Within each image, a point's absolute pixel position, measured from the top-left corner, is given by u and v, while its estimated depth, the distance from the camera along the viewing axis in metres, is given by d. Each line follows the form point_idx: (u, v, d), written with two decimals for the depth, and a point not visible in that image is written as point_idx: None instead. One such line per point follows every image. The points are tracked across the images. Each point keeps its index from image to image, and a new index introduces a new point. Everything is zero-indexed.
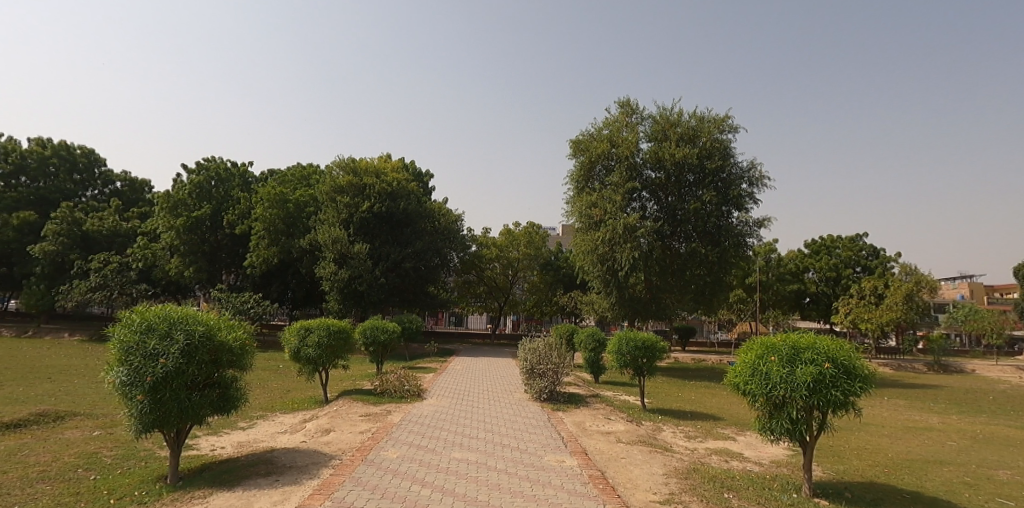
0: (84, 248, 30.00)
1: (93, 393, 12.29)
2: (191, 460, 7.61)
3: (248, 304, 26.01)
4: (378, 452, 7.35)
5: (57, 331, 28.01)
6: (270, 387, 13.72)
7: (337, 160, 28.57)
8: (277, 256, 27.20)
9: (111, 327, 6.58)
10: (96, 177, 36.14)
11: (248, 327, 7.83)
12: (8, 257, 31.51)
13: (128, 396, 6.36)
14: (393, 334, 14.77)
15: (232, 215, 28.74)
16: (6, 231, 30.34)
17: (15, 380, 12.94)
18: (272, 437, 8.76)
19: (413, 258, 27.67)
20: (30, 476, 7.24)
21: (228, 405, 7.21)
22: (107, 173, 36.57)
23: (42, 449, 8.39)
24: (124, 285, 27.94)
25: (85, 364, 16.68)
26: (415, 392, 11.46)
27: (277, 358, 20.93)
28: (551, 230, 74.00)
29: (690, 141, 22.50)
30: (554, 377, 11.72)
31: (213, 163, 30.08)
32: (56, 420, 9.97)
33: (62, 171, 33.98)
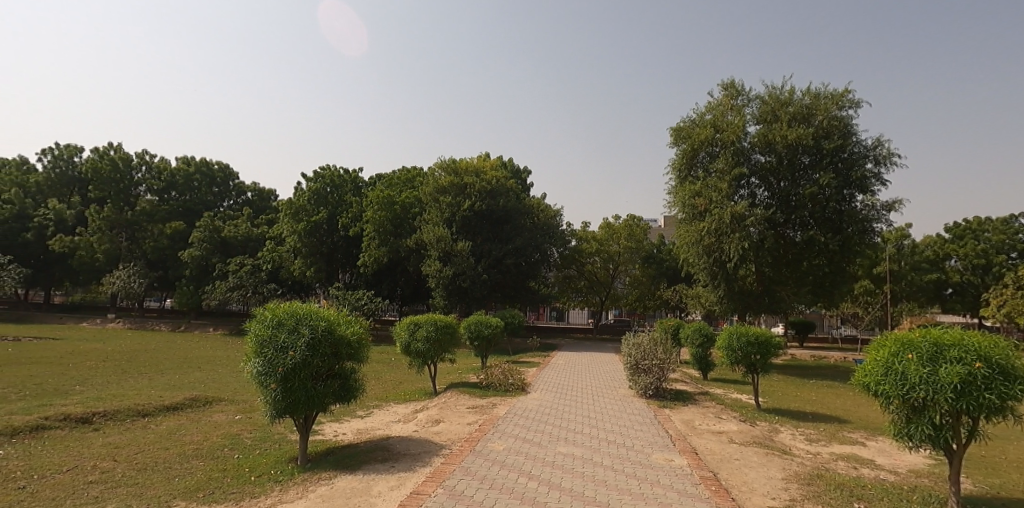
0: (223, 253, 33.64)
1: (235, 381, 13.78)
2: (317, 444, 8.29)
3: (362, 301, 27.88)
4: (484, 443, 7.54)
5: (203, 326, 31.65)
6: (384, 379, 14.56)
7: (438, 161, 29.73)
8: (387, 255, 28.73)
9: (248, 322, 7.31)
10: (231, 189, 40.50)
11: (364, 322, 8.38)
12: (163, 262, 36.16)
13: (263, 384, 7.04)
14: (496, 329, 15.09)
15: (346, 219, 30.91)
16: (161, 239, 34.83)
17: (171, 369, 14.78)
18: (386, 425, 9.32)
19: (513, 254, 28.19)
20: (187, 453, 8.28)
21: (348, 394, 7.76)
22: (240, 185, 40.85)
23: (195, 430, 9.54)
24: (257, 285, 31.07)
25: (227, 355, 18.73)
26: (519, 386, 11.63)
27: (389, 351, 22.22)
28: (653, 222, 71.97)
29: (805, 121, 20.80)
30: (659, 373, 11.35)
31: (328, 171, 32.38)
32: (205, 405, 11.30)
33: (203, 185, 38.52)
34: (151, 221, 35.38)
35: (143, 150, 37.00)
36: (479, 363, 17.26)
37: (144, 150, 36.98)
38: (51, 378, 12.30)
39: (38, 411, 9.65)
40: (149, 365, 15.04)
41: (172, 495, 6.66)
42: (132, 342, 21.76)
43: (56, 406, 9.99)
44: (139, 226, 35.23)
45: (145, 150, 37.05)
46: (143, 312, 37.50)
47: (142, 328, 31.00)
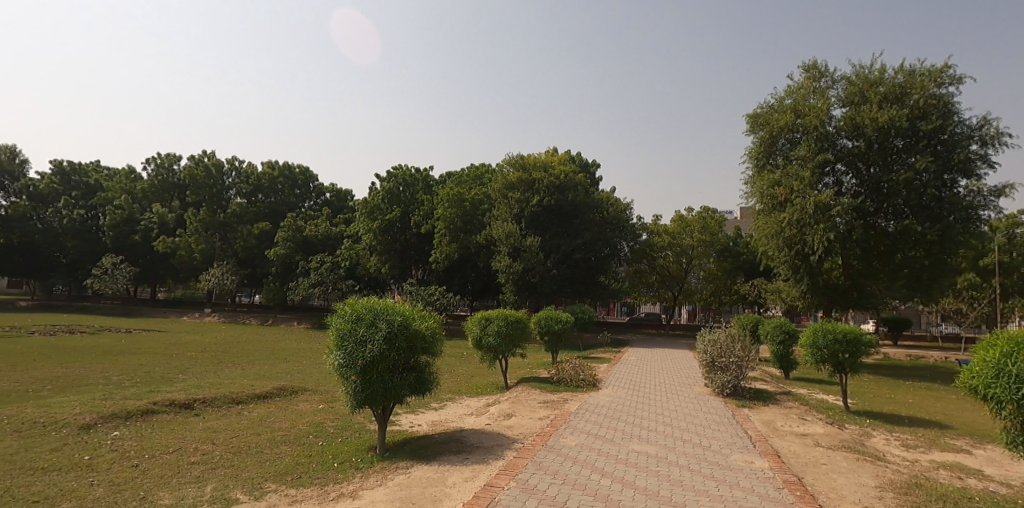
0: (305, 251, 35.57)
1: (319, 372, 14.57)
2: (395, 434, 8.61)
3: (434, 296, 28.68)
4: (557, 438, 7.56)
5: (289, 321, 33.68)
6: (457, 373, 14.89)
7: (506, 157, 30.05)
8: (457, 251, 29.35)
9: (330, 317, 7.69)
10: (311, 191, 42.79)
11: (437, 317, 8.59)
12: (252, 260, 38.77)
13: (345, 376, 7.38)
14: (567, 324, 15.03)
15: (418, 216, 31.87)
16: (250, 239, 37.37)
17: (262, 360, 15.85)
18: (460, 418, 9.54)
19: (583, 250, 28.01)
20: (277, 438, 8.85)
21: (423, 387, 7.99)
22: (319, 187, 43.05)
23: (283, 417, 10.17)
24: (336, 281, 32.74)
25: (311, 347, 19.84)
26: (590, 382, 11.53)
27: (461, 345, 22.77)
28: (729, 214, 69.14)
29: (897, 102, 19.26)
30: (737, 371, 10.90)
31: (400, 170, 33.43)
32: (292, 394, 12.03)
33: (286, 187, 40.91)
34: (241, 222, 38.02)
35: (233, 157, 39.93)
36: (550, 358, 17.32)
37: (234, 156, 39.91)
38: (160, 366, 13.52)
39: (149, 396, 10.63)
40: (243, 356, 16.22)
41: (264, 477, 7.15)
42: (228, 334, 23.50)
43: (163, 393, 10.95)
44: (231, 227, 37.96)
45: (235, 156, 39.98)
46: (235, 306, 40.43)
47: (235, 321, 33.42)
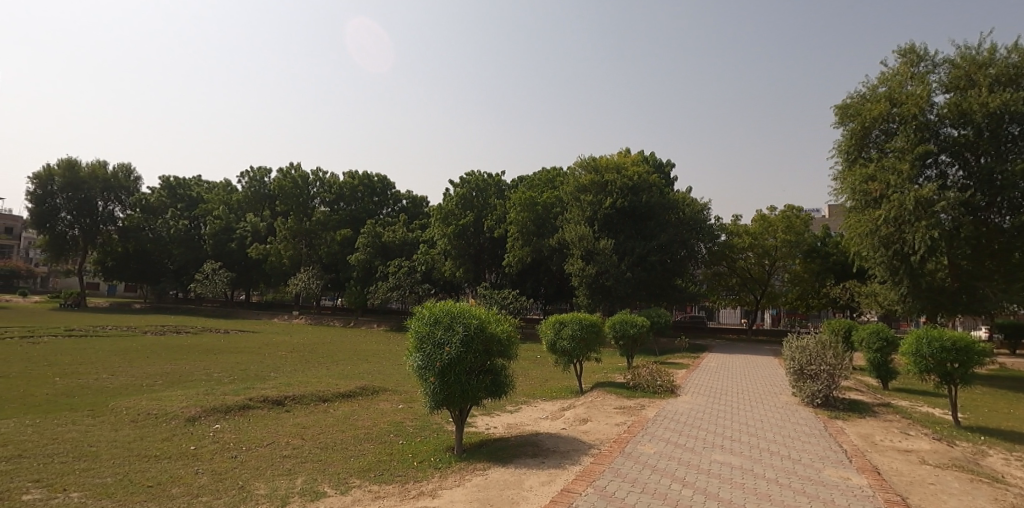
0: (383, 256, 37.03)
1: (398, 373, 15.12)
2: (471, 436, 8.77)
3: (507, 299, 29.09)
4: (634, 446, 7.42)
5: (370, 323, 35.16)
6: (532, 376, 14.97)
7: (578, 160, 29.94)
8: (530, 254, 29.51)
9: (409, 319, 7.95)
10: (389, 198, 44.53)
11: (513, 320, 8.67)
12: (335, 265, 40.82)
13: (423, 377, 7.60)
14: (643, 328, 14.73)
15: (491, 221, 32.40)
16: (333, 245, 39.44)
17: (346, 360, 16.66)
18: (535, 421, 9.57)
19: (658, 252, 27.39)
20: (360, 436, 9.25)
21: (499, 390, 8.08)
22: (396, 194, 44.69)
23: (365, 416, 10.63)
24: (413, 285, 33.83)
25: (391, 349, 20.61)
26: (668, 388, 11.22)
27: (535, 348, 22.89)
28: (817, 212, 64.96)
29: (1011, 85, 17.49)
30: (829, 380, 10.24)
31: (473, 176, 34.01)
32: (373, 393, 12.56)
33: (365, 195, 42.75)
34: (325, 229, 40.18)
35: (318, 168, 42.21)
36: (626, 363, 17.05)
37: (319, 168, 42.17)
38: (255, 365, 14.55)
39: (245, 392, 11.43)
40: (329, 356, 17.13)
41: (349, 472, 7.49)
42: (315, 336, 24.91)
43: (258, 389, 11.75)
44: (316, 234, 40.20)
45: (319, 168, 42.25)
46: (320, 309, 42.74)
47: (320, 323, 35.35)
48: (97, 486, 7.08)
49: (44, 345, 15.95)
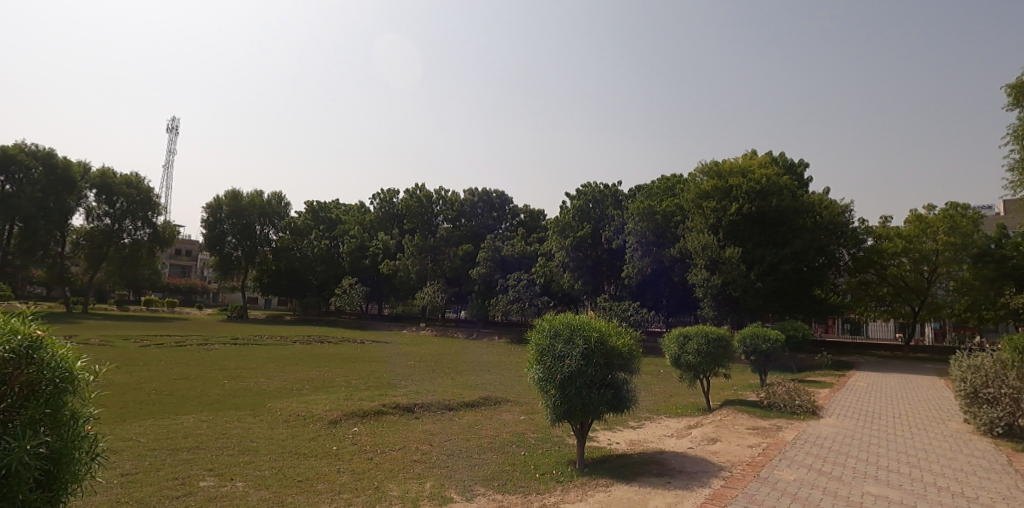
0: (503, 269, 38.24)
1: (519, 384, 15.42)
2: (593, 450, 8.69)
3: (628, 311, 28.74)
4: (771, 471, 6.88)
5: (492, 335, 36.34)
6: (655, 391, 14.55)
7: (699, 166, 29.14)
8: (650, 265, 29.04)
9: (530, 332, 8.10)
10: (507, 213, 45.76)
11: (634, 334, 8.49)
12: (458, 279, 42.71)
13: (544, 390, 7.70)
14: (776, 343, 13.68)
15: (609, 232, 32.08)
16: (456, 260, 41.50)
17: (472, 371, 17.37)
18: (659, 439, 9.25)
19: (792, 259, 25.30)
20: (484, 445, 9.57)
21: (621, 405, 7.94)
22: (514, 209, 45.84)
23: (489, 426, 10.98)
24: (532, 297, 34.39)
25: (514, 361, 21.13)
26: (808, 409, 10.29)
27: (659, 362, 22.18)
28: (993, 209, 56.00)
29: None
30: (1013, 405, 8.77)
31: (589, 187, 33.90)
32: (496, 403, 12.94)
33: (486, 211, 44.39)
34: (448, 245, 42.46)
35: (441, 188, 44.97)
36: (758, 380, 15.94)
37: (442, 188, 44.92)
38: (388, 373, 15.63)
39: (380, 398, 12.33)
40: (457, 367, 17.99)
41: (475, 480, 7.75)
42: (442, 347, 26.28)
43: (391, 396, 12.61)
44: (440, 250, 42.52)
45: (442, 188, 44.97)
46: (445, 321, 44.97)
47: (445, 335, 37.13)
48: (257, 478, 7.99)
49: (215, 352, 18.40)
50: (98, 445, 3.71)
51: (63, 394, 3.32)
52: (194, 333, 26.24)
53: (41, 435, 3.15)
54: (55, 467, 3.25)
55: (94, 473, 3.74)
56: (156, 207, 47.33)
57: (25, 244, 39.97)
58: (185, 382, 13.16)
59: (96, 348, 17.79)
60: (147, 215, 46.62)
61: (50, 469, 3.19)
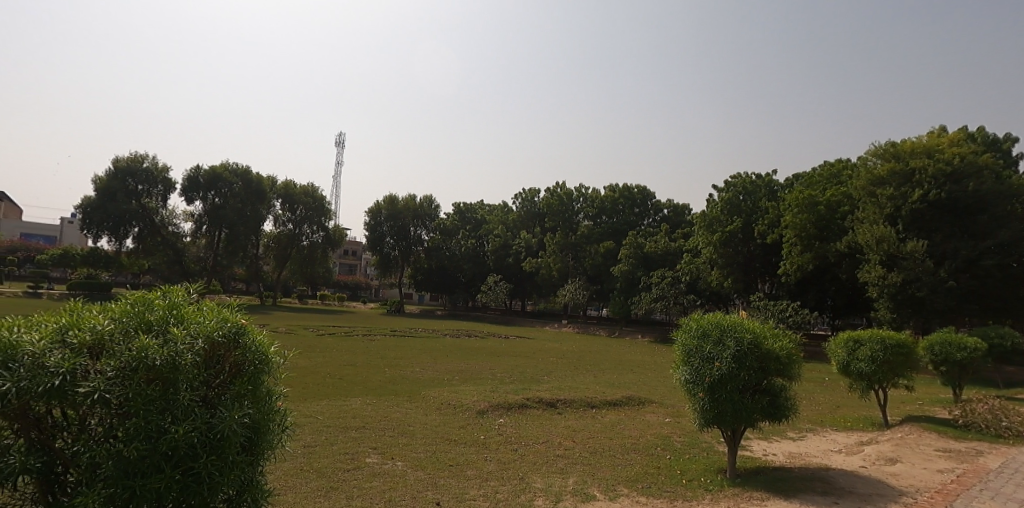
0: (646, 266, 37.24)
1: (663, 385, 14.92)
2: (746, 460, 8.10)
3: (786, 312, 26.26)
4: (969, 502, 5.85)
5: (634, 333, 35.60)
6: (818, 400, 13.17)
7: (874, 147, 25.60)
8: (812, 261, 26.22)
9: (675, 331, 7.77)
10: (650, 208, 44.45)
11: (794, 336, 7.74)
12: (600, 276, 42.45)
13: (692, 392, 7.39)
14: (975, 352, 11.54)
15: (762, 226, 29.53)
16: (597, 257, 41.34)
17: (613, 369, 17.19)
18: (824, 454, 8.35)
19: (995, 253, 21.29)
20: (627, 446, 9.41)
21: (779, 413, 7.31)
22: (657, 204, 44.40)
23: (632, 426, 10.79)
24: (678, 295, 33.08)
25: (656, 360, 20.47)
26: (1021, 433, 8.56)
27: (823, 369, 20.02)
28: None
29: None
30: None
31: (739, 178, 31.73)
32: (639, 403, 12.65)
33: (627, 207, 43.68)
34: (589, 242, 42.50)
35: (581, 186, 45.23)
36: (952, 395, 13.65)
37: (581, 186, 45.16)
38: (531, 368, 16.07)
39: (523, 392, 12.73)
40: (598, 364, 17.93)
41: (618, 480, 7.63)
42: (583, 344, 26.37)
43: (534, 391, 12.96)
44: (581, 247, 42.65)
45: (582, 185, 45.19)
46: (586, 318, 44.99)
47: (587, 333, 37.16)
48: (414, 459, 8.67)
49: (379, 343, 20.36)
50: (287, 418, 4.24)
51: (261, 373, 3.83)
52: (363, 325, 29.36)
53: (246, 407, 3.64)
54: (259, 436, 3.77)
55: (285, 441, 4.29)
56: (328, 212, 53.44)
57: (230, 246, 48.29)
58: (353, 368, 14.75)
59: (287, 335, 20.69)
60: (320, 220, 52.93)
61: (252, 437, 3.70)
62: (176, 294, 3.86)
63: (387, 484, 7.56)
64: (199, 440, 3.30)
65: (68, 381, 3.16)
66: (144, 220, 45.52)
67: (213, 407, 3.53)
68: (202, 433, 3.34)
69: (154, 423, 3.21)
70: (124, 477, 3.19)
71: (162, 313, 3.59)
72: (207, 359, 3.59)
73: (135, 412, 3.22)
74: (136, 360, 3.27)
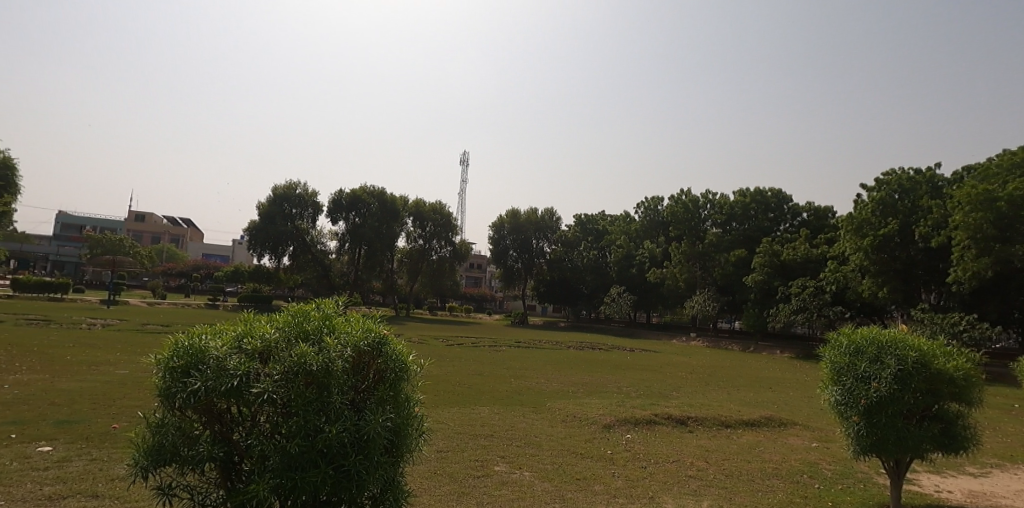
0: (783, 276, 34.56)
1: (808, 406, 13.58)
2: (913, 496, 7.08)
3: (959, 326, 22.74)
4: None
5: (772, 348, 32.94)
6: (1007, 431, 11.15)
7: None
8: (991, 267, 22.43)
9: (822, 347, 7.02)
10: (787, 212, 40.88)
11: (974, 355, 6.64)
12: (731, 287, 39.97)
13: (844, 415, 6.64)
14: None
15: (924, 228, 25.93)
16: (728, 266, 38.87)
17: (749, 387, 16.00)
18: (1017, 496, 7.05)
19: None
20: (768, 470, 8.67)
21: (955, 444, 6.31)
22: (795, 207, 40.70)
23: (772, 449, 9.93)
24: (822, 307, 30.10)
25: (797, 378, 18.72)
26: None
27: (1013, 394, 16.99)
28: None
29: None
30: None
31: (893, 175, 28.20)
32: (780, 425, 11.61)
33: (760, 212, 40.50)
34: (719, 251, 40.19)
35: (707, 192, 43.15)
36: None
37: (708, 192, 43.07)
38: (658, 383, 15.47)
39: (651, 408, 12.27)
40: (731, 381, 16.80)
41: None
42: (714, 359, 24.93)
43: (661, 407, 12.45)
44: (709, 256, 40.68)
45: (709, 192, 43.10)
46: (717, 332, 42.51)
47: (718, 347, 35.07)
48: (541, 470, 8.69)
49: (506, 353, 20.91)
50: (424, 423, 4.45)
51: (401, 380, 4.05)
52: (488, 336, 30.33)
53: (388, 411, 3.87)
54: (401, 437, 4.01)
55: (422, 445, 4.50)
56: (455, 228, 56.18)
57: (369, 261, 52.63)
58: (480, 378, 15.24)
59: (421, 345, 22.00)
60: (449, 236, 55.84)
61: (394, 438, 3.94)
62: (328, 306, 4.21)
63: (516, 493, 7.65)
64: (349, 440, 3.56)
65: (243, 381, 3.56)
66: (297, 240, 51.17)
67: (360, 410, 3.79)
68: (352, 433, 3.59)
69: (312, 423, 3.52)
70: (287, 471, 3.50)
71: (317, 323, 3.93)
72: (355, 366, 3.86)
73: (297, 412, 3.56)
74: (297, 365, 3.60)
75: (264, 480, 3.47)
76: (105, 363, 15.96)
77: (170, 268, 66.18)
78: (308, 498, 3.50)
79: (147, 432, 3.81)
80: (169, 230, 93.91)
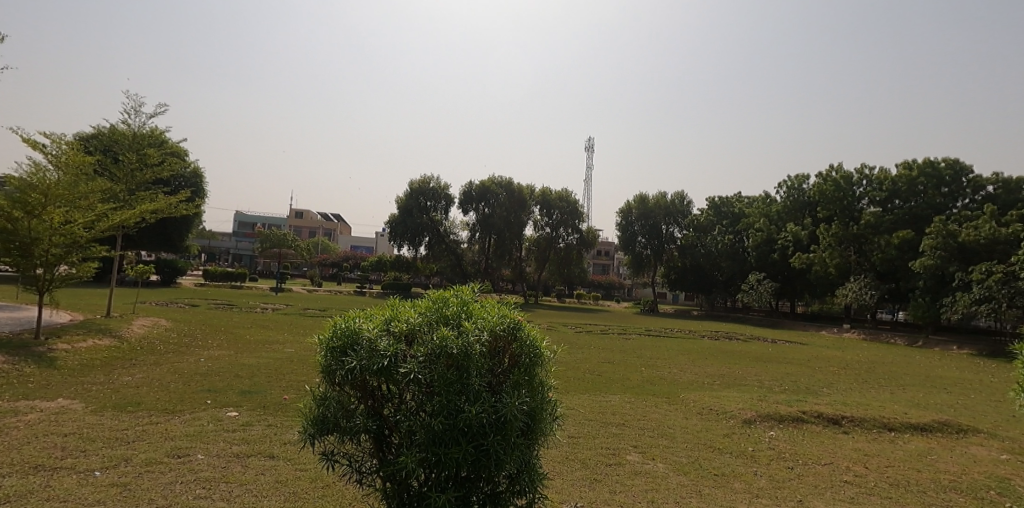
0: (962, 260, 29.92)
1: (996, 412, 11.69)
2: None
3: None
4: None
5: (946, 343, 28.87)
6: None
7: None
8: None
9: (1018, 344, 5.96)
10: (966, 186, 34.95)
11: None
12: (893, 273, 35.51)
13: None
14: None
15: None
16: (889, 250, 34.48)
17: (918, 386, 14.18)
18: None
19: None
20: (942, 482, 7.63)
21: None
22: (977, 179, 34.65)
23: (949, 459, 8.71)
24: (1014, 297, 25.86)
25: (981, 379, 16.20)
26: None
27: None
28: None
29: None
30: None
31: None
32: (958, 433, 10.12)
33: (930, 187, 35.18)
34: (878, 232, 35.87)
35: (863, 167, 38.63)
36: None
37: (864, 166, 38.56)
38: (805, 377, 14.27)
39: (798, 404, 11.35)
40: (894, 379, 15.00)
41: None
42: (872, 353, 22.46)
43: (811, 403, 11.46)
44: (866, 239, 36.59)
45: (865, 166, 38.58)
46: (877, 324, 38.21)
47: (879, 340, 31.43)
48: (676, 463, 8.46)
49: (636, 341, 20.62)
50: (558, 407, 4.58)
51: (536, 365, 4.17)
52: (617, 323, 30.13)
53: (524, 394, 4.02)
54: (537, 422, 4.16)
55: (556, 429, 4.60)
56: (581, 215, 56.21)
57: (499, 250, 54.69)
58: (611, 365, 15.18)
59: (551, 331, 22.40)
60: (575, 223, 55.98)
61: (530, 421, 4.09)
62: (465, 292, 4.44)
63: (649, 484, 7.52)
64: (487, 421, 3.77)
65: (392, 362, 3.87)
66: (432, 231, 54.62)
67: (497, 392, 3.98)
68: (490, 415, 3.79)
69: (454, 403, 3.75)
70: (432, 446, 3.78)
71: (456, 309, 4.17)
72: (492, 351, 4.05)
73: (439, 392, 3.79)
74: (439, 349, 3.85)
75: (412, 453, 3.76)
76: (277, 342, 18.36)
77: (324, 259, 73.99)
78: (452, 472, 3.78)
79: (312, 404, 4.25)
80: (323, 224, 105.11)
